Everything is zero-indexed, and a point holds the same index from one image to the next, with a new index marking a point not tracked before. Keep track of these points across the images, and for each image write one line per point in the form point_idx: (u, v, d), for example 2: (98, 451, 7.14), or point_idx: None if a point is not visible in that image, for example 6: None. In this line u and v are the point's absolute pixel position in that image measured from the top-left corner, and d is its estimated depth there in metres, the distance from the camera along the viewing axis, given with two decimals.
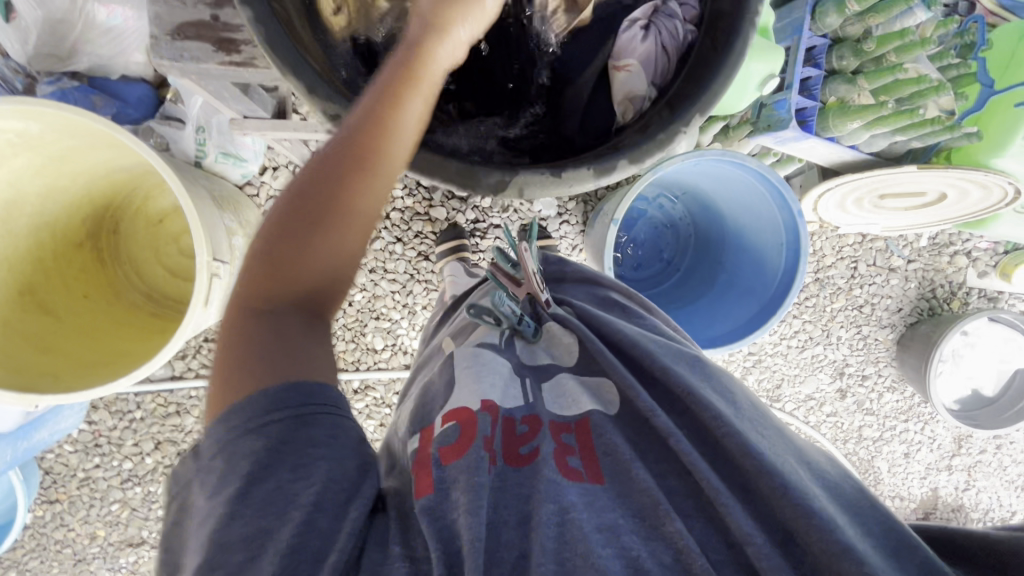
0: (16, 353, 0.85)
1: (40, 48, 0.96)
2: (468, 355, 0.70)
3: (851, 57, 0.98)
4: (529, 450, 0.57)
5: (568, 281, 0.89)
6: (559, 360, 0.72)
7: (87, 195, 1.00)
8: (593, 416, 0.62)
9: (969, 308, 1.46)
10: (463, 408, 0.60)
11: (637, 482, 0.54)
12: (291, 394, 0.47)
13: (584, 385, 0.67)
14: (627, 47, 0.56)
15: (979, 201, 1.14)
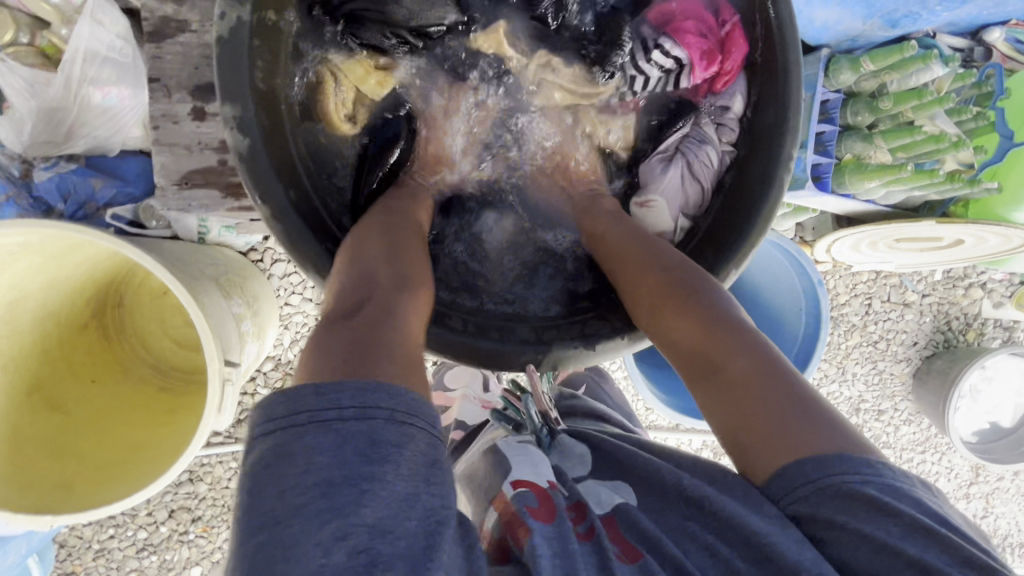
0: (28, 465, 0.83)
1: (35, 135, 0.94)
2: (516, 446, 0.69)
3: (867, 114, 0.95)
4: (585, 529, 0.53)
5: (577, 416, 0.85)
6: (572, 471, 0.66)
7: (90, 277, 0.98)
8: (617, 512, 0.56)
9: (986, 339, 1.45)
10: (533, 482, 0.59)
11: (663, 552, 0.51)
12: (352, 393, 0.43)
13: (608, 480, 0.63)
14: (659, 179, 0.71)
15: (997, 246, 1.12)
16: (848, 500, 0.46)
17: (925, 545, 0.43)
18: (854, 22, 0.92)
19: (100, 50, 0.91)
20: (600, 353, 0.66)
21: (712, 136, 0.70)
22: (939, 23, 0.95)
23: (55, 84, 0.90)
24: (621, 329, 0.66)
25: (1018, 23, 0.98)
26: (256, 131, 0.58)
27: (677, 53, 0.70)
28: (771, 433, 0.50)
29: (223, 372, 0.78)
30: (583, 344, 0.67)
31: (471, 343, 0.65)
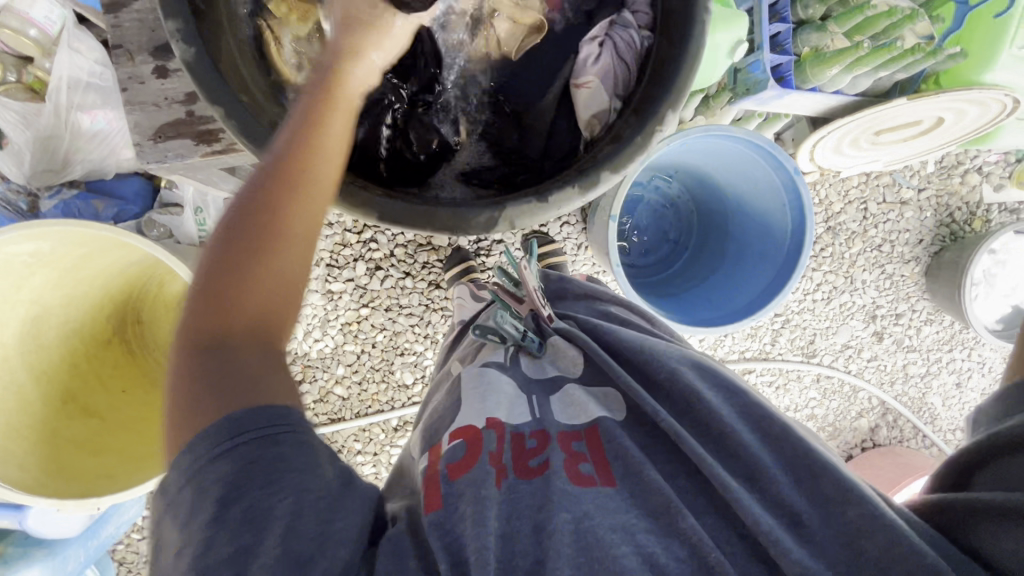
0: (68, 461, 0.89)
1: (36, 166, 1.00)
2: (476, 374, 0.70)
3: (817, 5, 0.97)
4: (538, 462, 0.58)
5: (569, 298, 0.89)
6: (564, 371, 0.72)
7: (107, 293, 1.03)
8: (600, 423, 0.62)
9: (993, 225, 1.42)
10: (469, 427, 0.61)
11: (648, 481, 0.55)
12: (256, 413, 0.44)
13: (591, 389, 0.69)
14: (584, 69, 0.61)
15: (979, 117, 1.10)
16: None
17: None
18: None
19: (83, 76, 0.97)
20: (557, 208, 0.54)
21: (631, 21, 0.61)
22: None
23: (45, 113, 0.97)
24: (573, 179, 0.55)
25: None
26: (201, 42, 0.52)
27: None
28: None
29: None
30: (537, 198, 0.54)
31: (420, 210, 0.53)
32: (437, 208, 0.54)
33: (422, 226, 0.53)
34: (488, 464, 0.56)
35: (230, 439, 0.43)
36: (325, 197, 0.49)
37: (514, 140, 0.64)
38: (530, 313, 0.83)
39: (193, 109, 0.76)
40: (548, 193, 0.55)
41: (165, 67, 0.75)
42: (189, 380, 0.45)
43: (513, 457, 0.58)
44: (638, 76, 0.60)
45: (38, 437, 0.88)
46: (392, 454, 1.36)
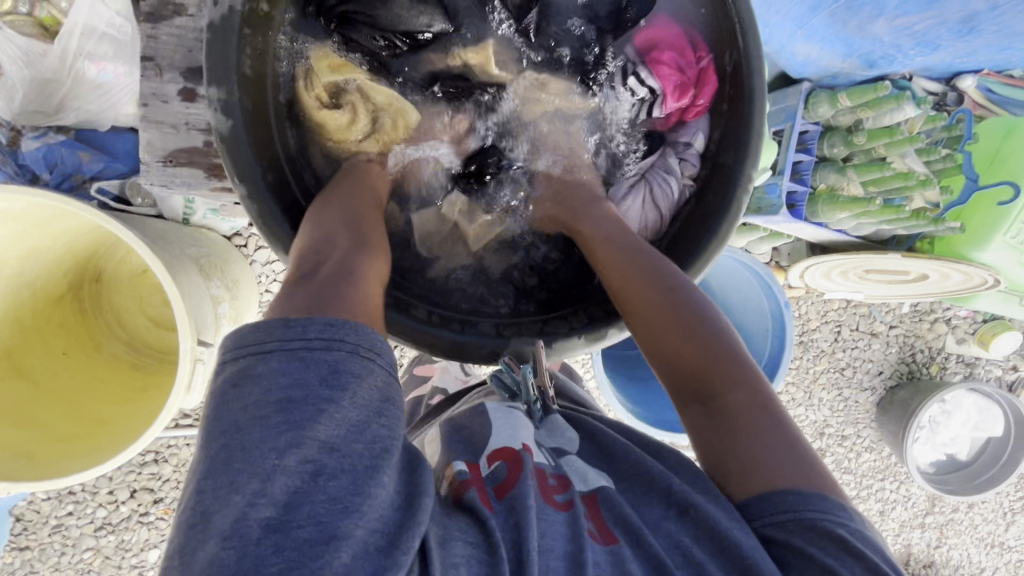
0: (79, 400, 0.97)
1: (27, 104, 0.95)
2: (500, 408, 0.63)
3: (841, 147, 1.00)
4: (564, 499, 0.52)
5: (563, 399, 0.75)
6: (561, 448, 0.61)
7: (70, 248, 1.00)
8: (601, 492, 0.54)
9: (947, 373, 1.49)
10: (507, 449, 0.56)
11: (646, 548, 0.49)
12: (313, 321, 0.44)
13: (599, 468, 0.59)
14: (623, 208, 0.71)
15: (960, 283, 1.15)
16: (819, 536, 0.46)
17: (839, 558, 0.45)
18: (834, 60, 0.93)
19: (100, 25, 0.92)
20: (560, 353, 0.66)
21: (676, 167, 0.69)
22: (915, 67, 0.97)
23: (52, 55, 0.93)
24: (580, 329, 0.66)
25: (991, 72, 1.03)
26: (239, 112, 0.59)
27: (652, 82, 0.69)
28: (759, 467, 0.51)
29: (189, 368, 0.77)
30: (544, 342, 0.67)
31: (435, 335, 0.66)
32: (444, 333, 0.66)
33: (431, 348, 0.65)
34: (530, 477, 0.52)
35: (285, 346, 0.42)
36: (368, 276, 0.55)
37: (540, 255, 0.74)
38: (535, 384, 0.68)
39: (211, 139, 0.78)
40: (554, 339, 0.67)
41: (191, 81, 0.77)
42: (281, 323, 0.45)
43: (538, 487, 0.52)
44: (673, 220, 0.68)
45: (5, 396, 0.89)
46: None
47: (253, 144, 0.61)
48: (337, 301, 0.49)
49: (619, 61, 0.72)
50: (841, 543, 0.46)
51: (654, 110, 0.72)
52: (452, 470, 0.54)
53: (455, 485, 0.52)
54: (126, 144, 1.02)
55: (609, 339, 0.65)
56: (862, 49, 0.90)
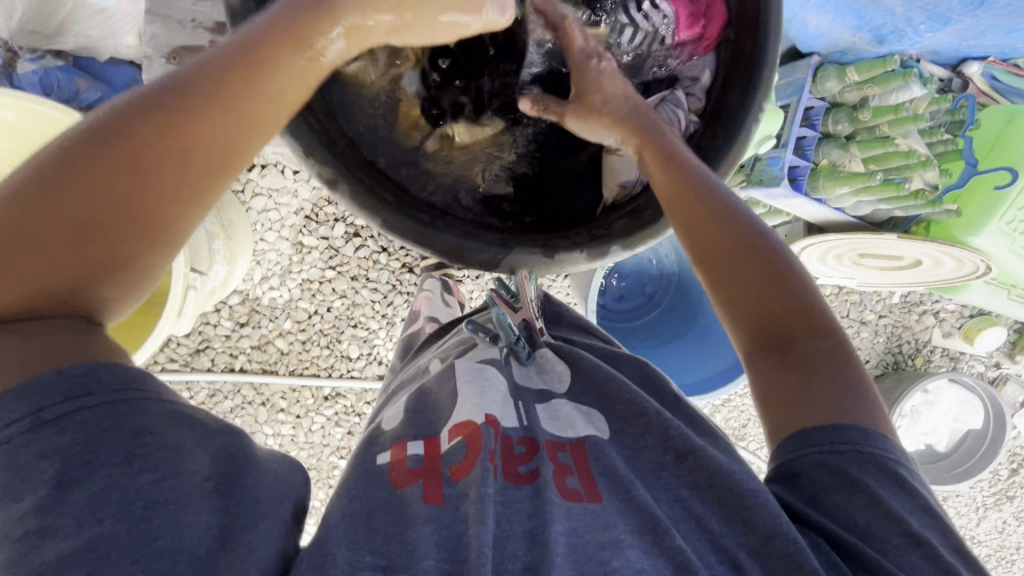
0: None
1: (24, 24, 0.92)
2: (471, 368, 0.62)
3: (847, 123, 1.00)
4: (528, 470, 0.52)
5: (564, 325, 0.77)
6: (549, 387, 0.64)
7: None
8: (589, 441, 0.55)
9: (931, 366, 1.51)
10: (467, 423, 0.55)
11: (635, 500, 0.49)
12: (103, 374, 0.40)
13: (585, 408, 0.60)
14: None
15: (952, 271, 1.16)
16: (878, 472, 0.48)
17: (887, 488, 0.47)
18: (845, 33, 0.93)
19: None
20: (561, 267, 0.57)
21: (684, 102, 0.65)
22: (923, 48, 0.97)
23: None
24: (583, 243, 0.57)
25: (996, 60, 1.04)
26: None
27: (665, 7, 0.65)
28: (831, 407, 0.50)
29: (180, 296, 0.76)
30: (545, 252, 0.57)
31: (428, 233, 0.56)
32: (439, 234, 0.56)
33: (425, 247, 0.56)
34: (485, 460, 0.51)
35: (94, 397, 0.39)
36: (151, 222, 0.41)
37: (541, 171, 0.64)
38: (523, 321, 0.71)
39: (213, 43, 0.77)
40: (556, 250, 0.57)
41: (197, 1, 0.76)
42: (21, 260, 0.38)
43: (500, 456, 0.53)
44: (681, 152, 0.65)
45: None
46: (314, 421, 1.32)
47: None
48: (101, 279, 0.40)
49: None
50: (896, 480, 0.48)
51: (665, 40, 0.67)
52: (405, 447, 0.53)
53: (401, 471, 0.51)
54: (123, 73, 1.00)
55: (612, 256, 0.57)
56: (873, 21, 0.90)
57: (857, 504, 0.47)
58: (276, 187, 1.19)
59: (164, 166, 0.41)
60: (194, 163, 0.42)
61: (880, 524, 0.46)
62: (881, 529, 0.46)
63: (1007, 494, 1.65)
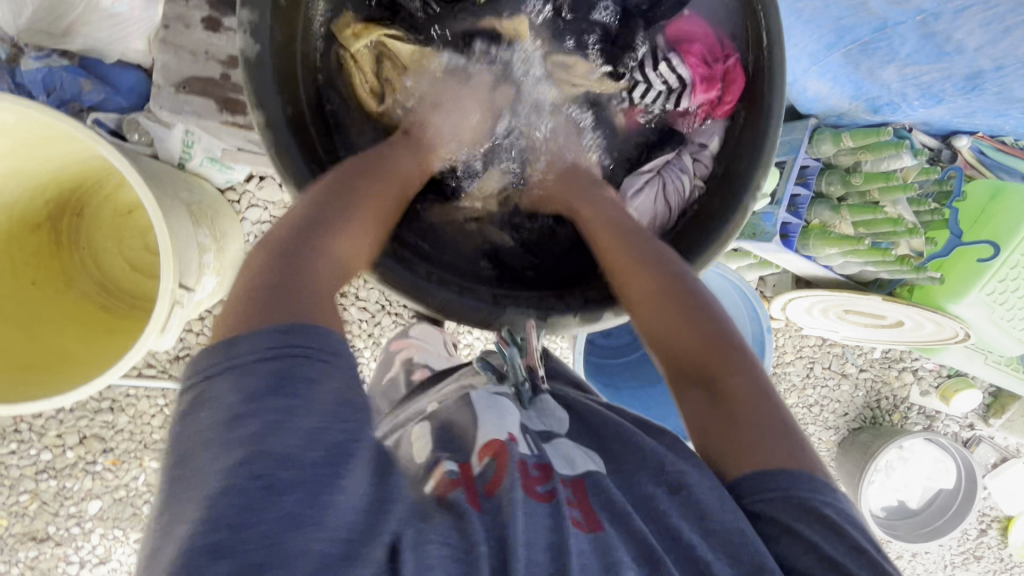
0: (43, 333, 0.94)
1: (33, 23, 0.91)
2: (487, 396, 0.64)
3: (838, 185, 1.02)
4: (547, 490, 0.51)
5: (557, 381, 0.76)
6: (550, 428, 0.62)
7: (56, 177, 0.97)
8: (588, 478, 0.54)
9: (907, 422, 1.53)
10: (493, 441, 0.55)
11: (634, 530, 0.50)
12: (261, 336, 0.45)
13: (588, 448, 0.60)
14: (632, 198, 0.72)
15: (933, 334, 1.18)
16: (812, 518, 0.49)
17: (827, 537, 0.48)
18: (842, 100, 0.96)
19: None
20: (551, 327, 0.68)
21: (688, 167, 0.71)
22: (916, 120, 1.00)
23: None
24: (574, 309, 0.67)
25: (985, 135, 1.08)
26: (267, 40, 0.61)
27: (682, 71, 0.70)
28: (753, 446, 0.54)
29: (164, 311, 0.74)
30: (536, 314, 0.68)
31: (426, 291, 0.66)
32: (438, 291, 0.66)
33: (423, 302, 0.65)
34: (517, 471, 0.52)
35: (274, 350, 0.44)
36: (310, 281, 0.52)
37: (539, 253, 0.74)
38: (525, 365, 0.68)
39: None
40: (547, 313, 0.68)
41: None
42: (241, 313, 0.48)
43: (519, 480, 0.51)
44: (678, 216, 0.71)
45: None
46: None
47: (278, 75, 0.62)
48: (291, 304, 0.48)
49: (650, 49, 0.72)
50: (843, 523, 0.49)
51: (683, 101, 0.72)
52: (443, 469, 0.53)
53: (442, 483, 0.51)
54: (128, 77, 0.99)
55: (599, 321, 0.66)
56: (869, 93, 0.93)
57: (798, 551, 0.49)
58: (273, 199, 1.19)
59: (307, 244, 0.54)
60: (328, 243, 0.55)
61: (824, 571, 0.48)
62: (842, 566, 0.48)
63: (974, 555, 1.66)
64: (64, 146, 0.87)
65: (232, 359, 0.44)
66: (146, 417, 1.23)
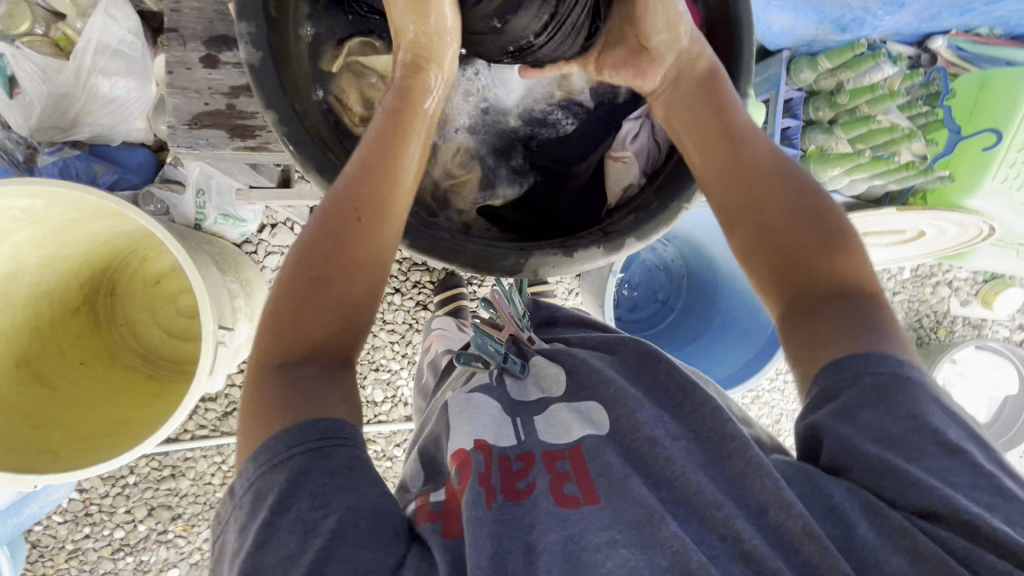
0: (96, 410, 0.97)
1: (42, 120, 0.98)
2: (462, 400, 0.61)
3: (826, 109, 1.04)
4: (526, 485, 0.49)
5: (559, 325, 0.81)
6: (547, 393, 0.62)
7: (87, 259, 1.01)
8: (584, 443, 0.52)
9: (956, 336, 1.50)
10: (460, 451, 0.52)
11: (631, 493, 0.45)
12: (309, 427, 0.45)
13: (575, 403, 0.58)
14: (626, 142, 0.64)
15: (958, 236, 1.17)
16: (913, 394, 0.44)
17: (887, 403, 0.44)
18: (808, 28, 0.99)
19: (112, 42, 0.95)
20: (581, 264, 0.58)
21: None
22: (885, 31, 1.02)
23: (67, 71, 0.95)
24: (599, 240, 0.58)
25: (958, 32, 1.08)
26: (263, 33, 0.52)
27: None
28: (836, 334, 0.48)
29: (208, 353, 0.77)
30: (563, 251, 0.58)
31: (455, 244, 0.57)
32: (465, 245, 0.58)
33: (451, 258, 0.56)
34: (478, 484, 0.48)
35: (316, 443, 0.45)
36: (317, 336, 0.50)
37: (544, 195, 0.66)
38: (510, 337, 0.74)
39: (235, 103, 0.67)
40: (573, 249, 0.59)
41: (213, 56, 0.68)
42: (265, 382, 0.48)
43: (495, 477, 0.49)
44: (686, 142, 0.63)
45: (29, 403, 0.90)
46: None
47: (279, 65, 0.53)
48: (315, 392, 0.48)
49: None
50: (915, 391, 0.44)
51: None
52: (431, 495, 0.52)
53: (423, 511, 0.50)
54: (132, 153, 1.06)
55: (631, 252, 0.58)
56: (832, 14, 0.96)
57: (886, 415, 0.43)
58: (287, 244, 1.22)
59: (314, 275, 0.50)
60: (349, 271, 0.51)
61: (914, 432, 0.42)
62: (914, 436, 0.42)
63: None
64: (84, 225, 0.91)
65: (294, 444, 0.45)
66: (206, 477, 1.26)
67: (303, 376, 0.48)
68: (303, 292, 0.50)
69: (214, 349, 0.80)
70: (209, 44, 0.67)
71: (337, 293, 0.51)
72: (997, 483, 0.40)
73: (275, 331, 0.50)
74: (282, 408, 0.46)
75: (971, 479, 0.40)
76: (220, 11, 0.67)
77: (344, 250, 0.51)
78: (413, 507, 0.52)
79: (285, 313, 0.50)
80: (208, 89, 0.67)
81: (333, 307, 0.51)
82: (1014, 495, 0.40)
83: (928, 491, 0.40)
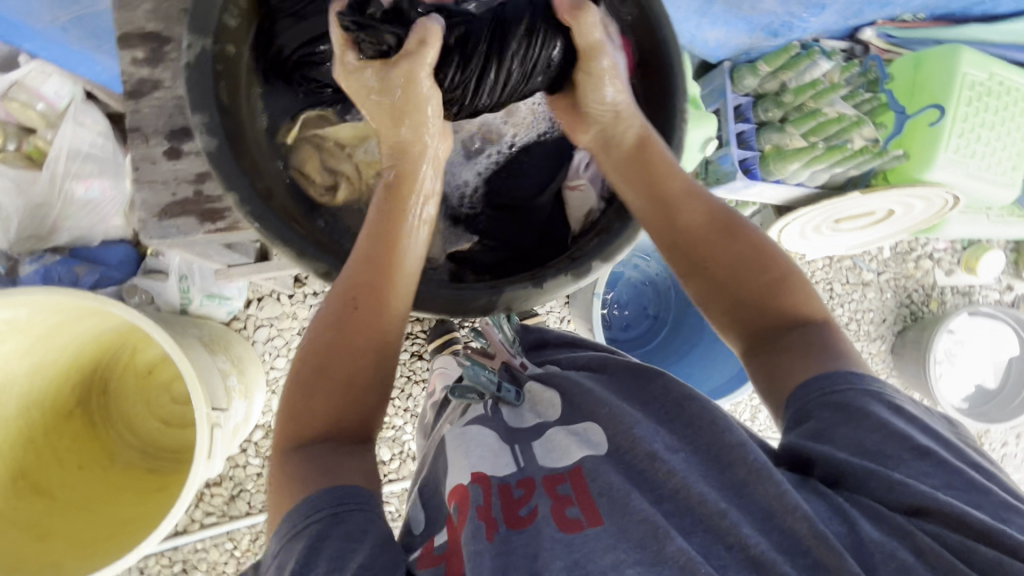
0: (98, 514, 0.95)
1: (21, 232, 1.00)
2: (458, 435, 0.61)
3: (774, 109, 1.08)
4: (528, 511, 0.49)
5: (549, 346, 0.82)
6: (543, 418, 0.62)
7: (76, 361, 1.02)
8: (584, 462, 0.51)
9: (947, 306, 1.51)
10: (460, 485, 0.52)
11: (632, 509, 0.44)
12: (324, 497, 0.46)
13: (571, 423, 0.58)
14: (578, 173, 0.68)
15: (925, 210, 1.20)
16: (877, 406, 0.46)
17: (854, 423, 0.45)
18: (741, 38, 1.04)
19: (83, 146, 0.99)
20: (552, 293, 0.59)
21: None
22: (815, 31, 1.08)
23: (41, 180, 0.98)
24: (566, 267, 0.60)
25: (884, 21, 1.14)
26: (216, 120, 0.54)
27: None
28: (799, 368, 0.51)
29: (203, 437, 0.76)
30: (533, 283, 0.59)
31: (426, 294, 0.59)
32: (436, 292, 0.59)
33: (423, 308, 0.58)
34: (477, 518, 0.47)
35: (331, 510, 0.46)
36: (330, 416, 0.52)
37: (511, 230, 0.67)
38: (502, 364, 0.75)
39: (203, 189, 0.69)
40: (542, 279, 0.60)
41: (177, 148, 0.70)
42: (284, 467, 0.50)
43: (498, 510, 0.49)
44: None
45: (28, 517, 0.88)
46: None
47: (235, 148, 0.55)
48: (326, 467, 0.49)
49: None
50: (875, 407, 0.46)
51: None
52: (435, 540, 0.51)
53: (426, 557, 0.48)
54: (111, 249, 1.07)
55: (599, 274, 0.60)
56: (761, 23, 1.01)
57: (863, 431, 0.45)
58: (275, 315, 1.23)
59: (321, 361, 0.53)
60: (359, 351, 0.53)
61: (888, 444, 0.44)
62: (886, 446, 0.44)
63: None
64: (69, 328, 0.91)
65: (314, 510, 0.46)
66: (219, 567, 1.22)
67: (320, 457, 0.49)
68: (311, 378, 0.52)
69: (210, 432, 0.79)
70: (171, 136, 0.70)
71: (349, 372, 0.53)
72: (970, 481, 0.42)
73: (289, 415, 0.52)
74: (301, 484, 0.48)
75: (946, 480, 0.42)
76: (179, 104, 0.70)
77: (349, 330, 0.53)
78: (417, 553, 0.50)
79: (296, 401, 0.52)
80: (175, 180, 0.69)
81: (342, 387, 0.52)
82: (983, 490, 0.41)
83: (904, 493, 0.41)
